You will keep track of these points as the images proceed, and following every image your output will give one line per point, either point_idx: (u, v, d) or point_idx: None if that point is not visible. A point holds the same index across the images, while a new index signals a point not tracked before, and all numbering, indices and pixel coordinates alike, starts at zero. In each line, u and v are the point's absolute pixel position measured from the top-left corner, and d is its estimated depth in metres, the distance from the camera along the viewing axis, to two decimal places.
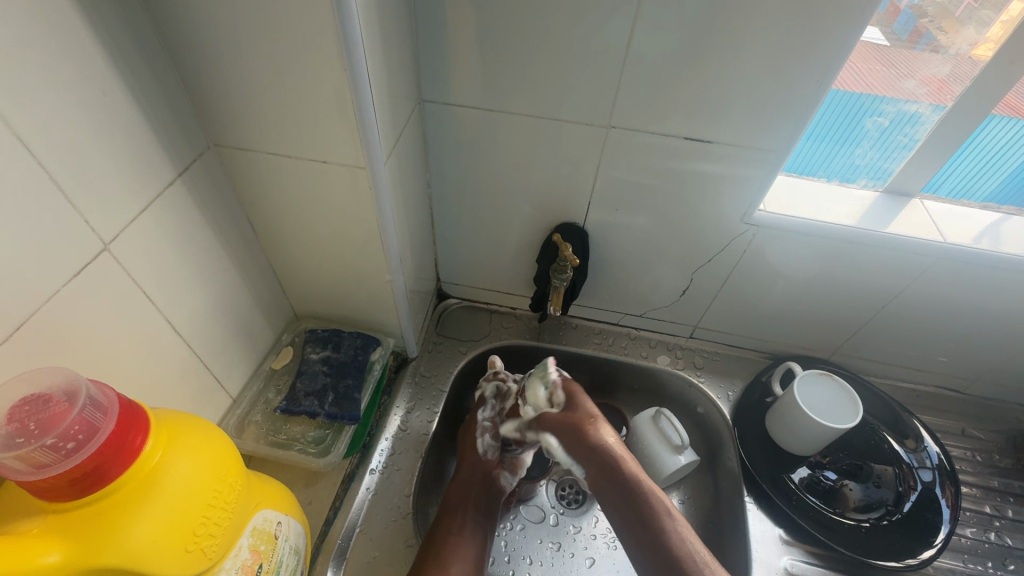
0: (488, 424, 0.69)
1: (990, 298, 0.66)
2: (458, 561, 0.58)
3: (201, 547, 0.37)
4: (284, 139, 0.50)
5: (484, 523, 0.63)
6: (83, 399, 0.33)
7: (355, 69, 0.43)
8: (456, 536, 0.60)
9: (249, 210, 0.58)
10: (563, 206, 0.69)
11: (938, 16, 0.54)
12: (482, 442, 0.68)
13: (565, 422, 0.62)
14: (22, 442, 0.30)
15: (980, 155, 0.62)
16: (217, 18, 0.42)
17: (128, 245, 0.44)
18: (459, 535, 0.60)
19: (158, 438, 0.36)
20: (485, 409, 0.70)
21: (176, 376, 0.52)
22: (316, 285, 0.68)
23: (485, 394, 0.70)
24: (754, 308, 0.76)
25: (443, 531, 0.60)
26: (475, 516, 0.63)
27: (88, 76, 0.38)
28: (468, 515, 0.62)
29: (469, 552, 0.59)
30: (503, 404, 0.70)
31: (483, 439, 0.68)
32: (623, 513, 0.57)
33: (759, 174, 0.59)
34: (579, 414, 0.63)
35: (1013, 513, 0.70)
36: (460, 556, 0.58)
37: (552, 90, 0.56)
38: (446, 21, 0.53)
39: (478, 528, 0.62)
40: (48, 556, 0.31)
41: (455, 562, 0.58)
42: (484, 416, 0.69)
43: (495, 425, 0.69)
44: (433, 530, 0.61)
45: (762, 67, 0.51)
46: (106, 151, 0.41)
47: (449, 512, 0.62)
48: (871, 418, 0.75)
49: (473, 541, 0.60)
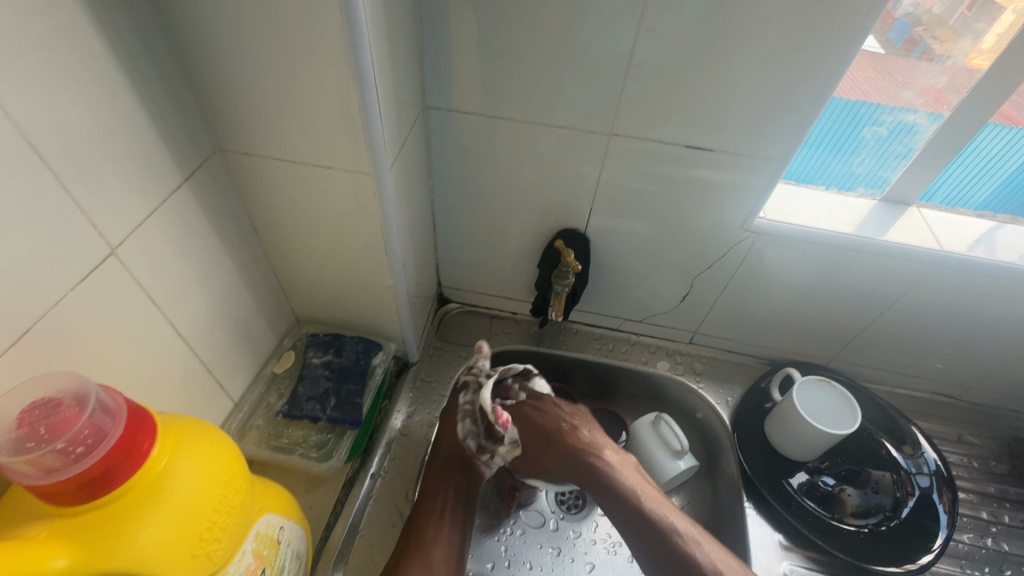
0: (470, 408, 0.65)
1: (986, 306, 0.67)
2: (439, 548, 0.58)
3: (206, 551, 0.37)
4: (290, 144, 0.50)
5: (465, 510, 0.62)
6: (93, 403, 0.33)
7: (362, 76, 0.43)
8: (437, 523, 0.60)
9: (253, 214, 0.58)
10: (565, 212, 0.69)
11: (933, 26, 0.55)
12: (464, 427, 0.64)
13: (536, 438, 0.63)
14: (31, 446, 0.31)
15: (976, 162, 0.62)
16: (225, 25, 0.42)
17: (134, 249, 0.44)
18: (440, 521, 0.60)
19: (164, 443, 0.36)
20: (466, 394, 0.65)
21: (179, 379, 0.52)
22: (318, 289, 0.68)
23: (467, 379, 0.66)
24: (753, 314, 0.77)
25: (423, 517, 0.60)
26: (456, 504, 0.62)
27: (99, 82, 0.38)
28: (448, 506, 0.61)
29: (450, 539, 0.60)
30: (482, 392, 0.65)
31: (463, 425, 0.64)
32: (620, 522, 0.58)
33: (759, 182, 0.60)
34: (550, 429, 0.63)
35: (1009, 519, 0.71)
36: (440, 542, 0.59)
37: (556, 97, 0.57)
38: (451, 28, 0.54)
39: (457, 516, 0.61)
40: (56, 560, 0.31)
41: (433, 545, 0.58)
42: (465, 400, 0.65)
43: (475, 411, 0.64)
44: (414, 514, 0.61)
45: (762, 77, 0.52)
46: (115, 156, 0.41)
47: (428, 498, 0.62)
48: (870, 425, 0.75)
49: (452, 529, 0.60)
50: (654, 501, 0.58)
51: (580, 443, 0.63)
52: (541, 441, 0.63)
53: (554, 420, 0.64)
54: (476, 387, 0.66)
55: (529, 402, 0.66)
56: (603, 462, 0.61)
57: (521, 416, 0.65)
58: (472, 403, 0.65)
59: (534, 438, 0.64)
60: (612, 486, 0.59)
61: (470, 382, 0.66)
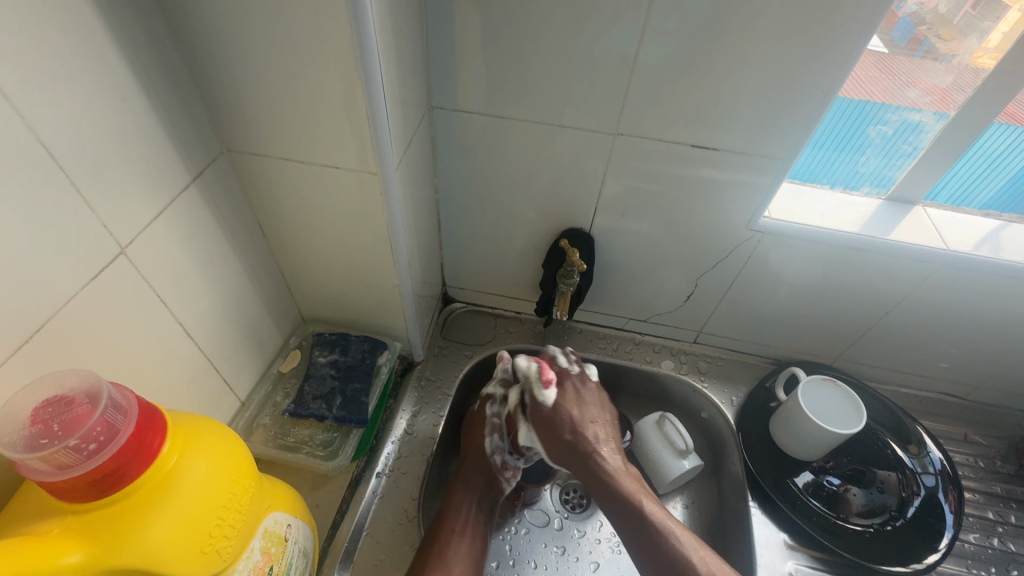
0: (497, 422, 0.68)
1: (993, 305, 0.67)
2: (460, 561, 0.57)
3: (217, 548, 0.38)
4: (297, 144, 0.51)
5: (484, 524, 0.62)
6: (105, 401, 0.33)
7: (369, 76, 0.44)
8: (458, 537, 0.59)
9: (260, 214, 0.59)
10: (570, 211, 0.69)
11: (937, 24, 0.55)
12: (492, 442, 0.66)
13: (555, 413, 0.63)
14: (45, 443, 0.31)
15: (981, 161, 0.62)
16: (234, 26, 0.42)
17: (144, 248, 0.45)
18: (461, 535, 0.59)
19: (175, 440, 0.36)
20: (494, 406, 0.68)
21: (187, 378, 0.53)
22: (324, 289, 0.68)
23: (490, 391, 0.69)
24: (757, 314, 0.77)
25: (447, 530, 0.59)
26: (478, 516, 0.62)
27: (109, 82, 0.39)
28: (469, 519, 0.61)
29: (471, 553, 0.59)
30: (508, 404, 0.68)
31: (491, 440, 0.66)
32: (616, 518, 0.58)
33: (764, 181, 0.60)
34: (570, 417, 0.63)
35: (1015, 518, 0.70)
36: (461, 555, 0.58)
37: (561, 97, 0.57)
38: (456, 28, 0.54)
39: (478, 528, 0.61)
40: (70, 555, 0.31)
41: (456, 562, 0.57)
42: (493, 412, 0.68)
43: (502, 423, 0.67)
44: (437, 527, 0.60)
45: (768, 75, 0.52)
46: (124, 155, 0.41)
47: (451, 512, 0.61)
48: (875, 425, 0.75)
49: (473, 542, 0.60)
50: (651, 504, 0.58)
51: (590, 438, 0.62)
52: (560, 419, 0.63)
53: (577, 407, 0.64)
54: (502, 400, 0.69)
55: (575, 385, 0.66)
56: (608, 462, 0.61)
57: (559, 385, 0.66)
58: (499, 416, 0.68)
59: (558, 419, 0.63)
60: (613, 486, 0.59)
61: (497, 396, 0.69)
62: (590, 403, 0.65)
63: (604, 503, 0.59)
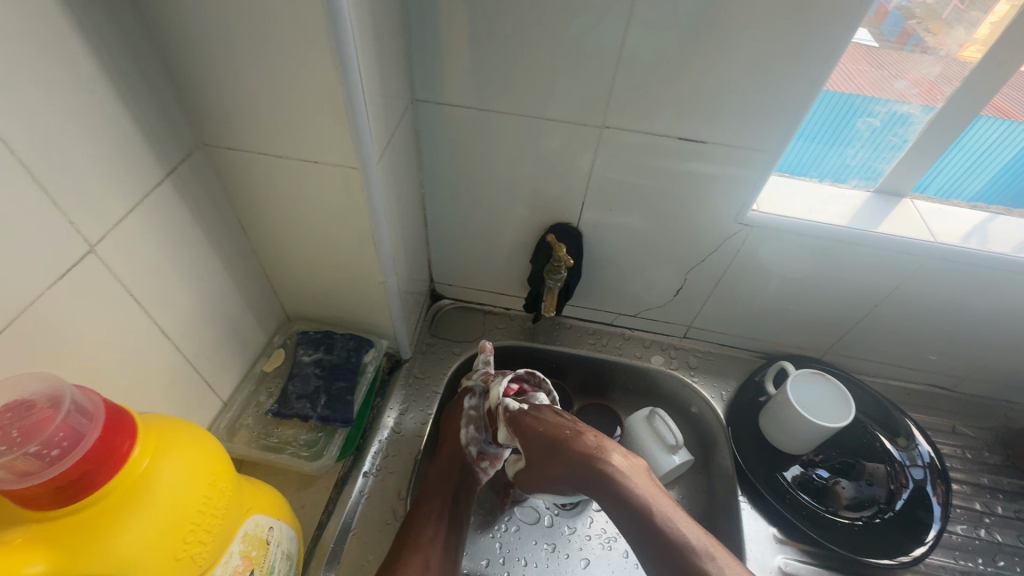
0: (475, 414, 0.66)
1: (980, 298, 0.67)
2: (434, 552, 0.56)
3: (191, 554, 0.37)
4: (274, 138, 0.49)
5: (457, 514, 0.60)
6: (68, 405, 0.32)
7: (346, 67, 0.42)
8: (432, 525, 0.58)
9: (239, 210, 0.57)
10: (558, 206, 0.68)
11: (925, 18, 0.55)
12: (467, 433, 0.64)
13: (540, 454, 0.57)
14: (3, 449, 0.29)
15: (968, 154, 0.62)
16: (207, 17, 0.41)
17: (115, 247, 0.43)
18: (435, 525, 0.58)
19: (145, 444, 0.35)
20: (473, 399, 0.66)
21: (165, 380, 0.51)
22: (307, 286, 0.67)
23: (472, 384, 0.67)
24: (747, 308, 0.77)
25: (420, 517, 0.58)
26: (450, 505, 0.60)
27: (73, 75, 0.37)
28: (439, 508, 0.59)
29: (444, 542, 0.58)
30: (485, 397, 0.65)
31: (467, 431, 0.64)
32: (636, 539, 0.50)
33: (752, 175, 0.60)
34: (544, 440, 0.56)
35: (1003, 509, 0.71)
36: (434, 545, 0.57)
37: (546, 90, 0.56)
38: (438, 19, 0.52)
39: (450, 518, 0.59)
40: (32, 565, 0.30)
41: (430, 547, 0.56)
42: (472, 406, 0.66)
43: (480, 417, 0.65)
44: (410, 516, 0.59)
45: (754, 67, 0.51)
46: (92, 151, 0.40)
47: (424, 499, 0.60)
48: (864, 417, 0.76)
49: (444, 531, 0.58)
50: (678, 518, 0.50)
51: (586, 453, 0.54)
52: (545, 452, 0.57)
53: (549, 425, 0.57)
54: (480, 392, 0.67)
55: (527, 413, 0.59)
56: (617, 472, 0.53)
57: (521, 428, 0.58)
58: (477, 410, 0.65)
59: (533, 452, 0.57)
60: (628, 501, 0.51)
61: (475, 388, 0.67)
62: (556, 415, 0.59)
63: (615, 515, 0.52)
